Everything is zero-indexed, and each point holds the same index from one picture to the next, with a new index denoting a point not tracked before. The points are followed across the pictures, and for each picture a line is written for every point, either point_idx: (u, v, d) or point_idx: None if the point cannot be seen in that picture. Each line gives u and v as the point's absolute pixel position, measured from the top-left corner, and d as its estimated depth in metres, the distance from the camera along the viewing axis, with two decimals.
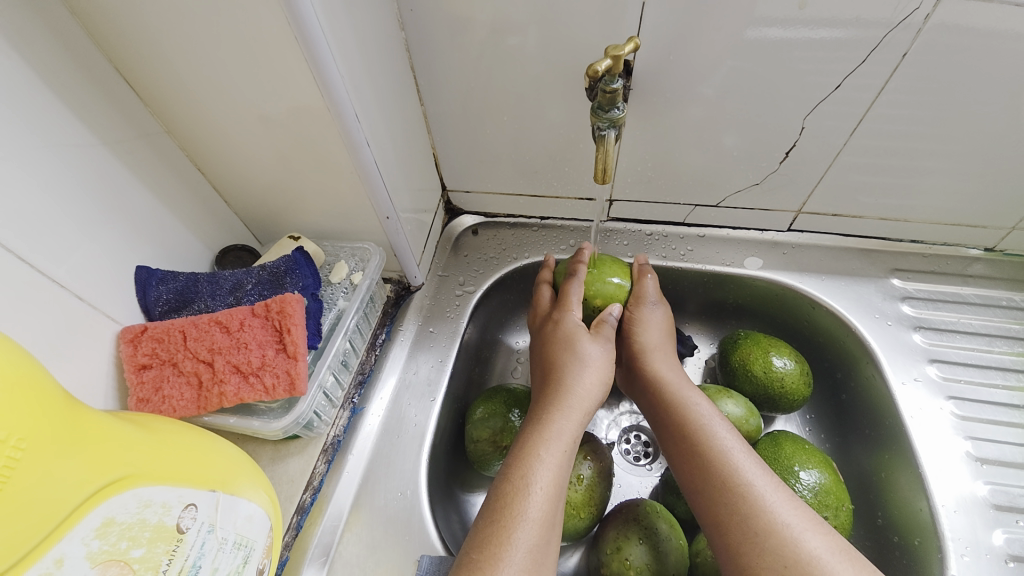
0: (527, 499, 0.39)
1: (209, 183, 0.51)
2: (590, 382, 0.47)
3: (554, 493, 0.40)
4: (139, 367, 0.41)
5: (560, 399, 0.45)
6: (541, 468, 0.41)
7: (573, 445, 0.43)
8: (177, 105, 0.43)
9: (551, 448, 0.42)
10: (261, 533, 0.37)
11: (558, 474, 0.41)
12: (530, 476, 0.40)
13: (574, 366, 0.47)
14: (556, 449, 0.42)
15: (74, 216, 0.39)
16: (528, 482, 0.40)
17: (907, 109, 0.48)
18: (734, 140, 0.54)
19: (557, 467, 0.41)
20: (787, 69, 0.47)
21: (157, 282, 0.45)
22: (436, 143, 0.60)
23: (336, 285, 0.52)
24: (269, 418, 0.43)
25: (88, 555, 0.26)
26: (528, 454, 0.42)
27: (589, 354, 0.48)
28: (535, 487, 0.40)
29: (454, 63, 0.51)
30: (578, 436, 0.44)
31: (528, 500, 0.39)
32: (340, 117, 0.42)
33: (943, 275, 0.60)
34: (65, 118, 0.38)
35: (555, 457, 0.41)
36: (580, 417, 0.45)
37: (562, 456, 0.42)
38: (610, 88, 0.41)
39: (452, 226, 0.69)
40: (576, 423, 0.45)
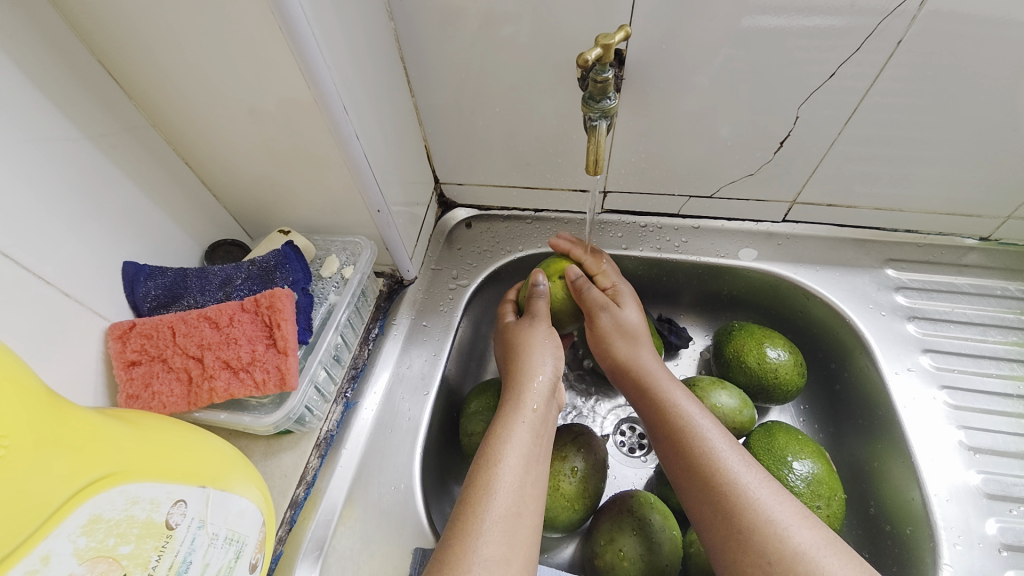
0: (499, 472, 0.39)
1: (198, 178, 0.50)
2: (547, 355, 0.47)
3: (525, 465, 0.40)
4: (129, 364, 0.41)
5: (525, 376, 0.46)
6: (513, 444, 0.41)
7: (540, 415, 0.44)
8: (162, 98, 0.43)
9: (519, 424, 0.42)
10: (254, 528, 0.37)
11: (528, 446, 0.41)
12: (503, 451, 0.40)
13: (528, 345, 0.48)
14: (524, 424, 0.42)
15: (59, 212, 0.38)
16: (501, 458, 0.40)
17: (902, 98, 0.48)
18: (729, 130, 0.53)
19: (526, 440, 0.41)
20: (782, 59, 0.46)
21: (146, 278, 0.44)
22: (428, 135, 0.59)
23: (328, 279, 0.51)
24: (261, 414, 0.43)
25: (76, 552, 0.26)
26: (501, 433, 0.42)
27: (532, 334, 0.48)
28: (507, 462, 0.40)
29: (444, 53, 0.51)
30: (542, 415, 0.44)
31: (502, 474, 0.39)
32: (327, 109, 0.41)
33: (937, 265, 0.60)
34: (47, 113, 0.37)
35: (522, 439, 0.41)
36: (541, 389, 0.45)
37: (529, 432, 0.42)
38: (600, 78, 0.40)
39: (446, 219, 0.68)
40: (542, 396, 0.45)
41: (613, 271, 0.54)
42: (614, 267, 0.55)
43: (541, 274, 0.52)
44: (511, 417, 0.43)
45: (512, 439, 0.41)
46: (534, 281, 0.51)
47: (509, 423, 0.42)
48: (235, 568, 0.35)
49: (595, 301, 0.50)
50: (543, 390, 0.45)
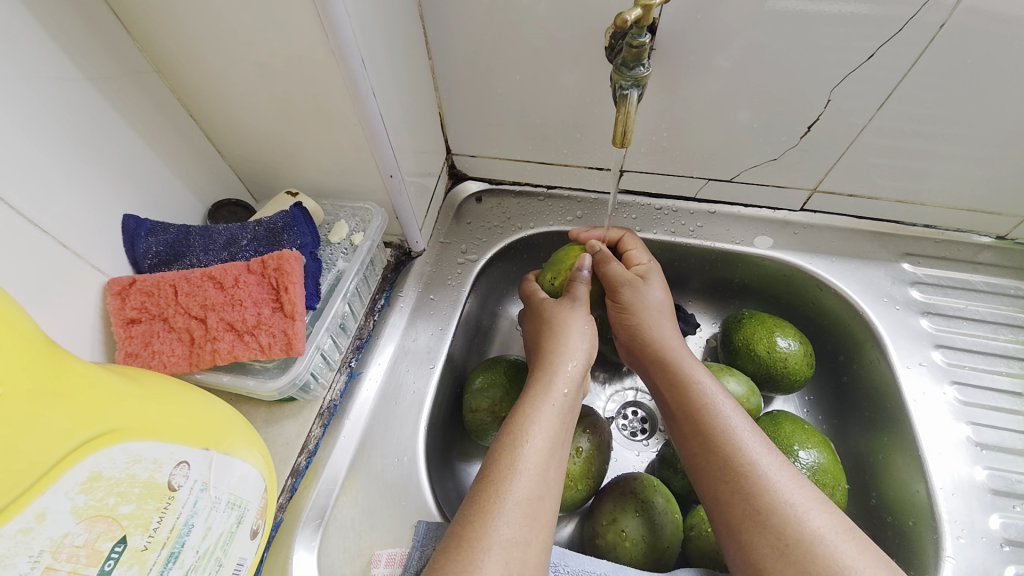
0: (523, 453, 0.38)
1: (202, 132, 0.48)
2: (582, 338, 0.46)
3: (550, 446, 0.39)
4: (128, 321, 0.39)
5: (557, 356, 0.44)
6: (538, 424, 0.40)
7: (569, 400, 0.42)
8: (167, 44, 0.40)
9: (547, 404, 0.41)
10: (256, 494, 0.36)
11: (555, 429, 0.40)
12: (527, 431, 0.39)
13: (564, 324, 0.46)
14: (553, 406, 0.41)
15: (56, 159, 0.36)
16: (525, 438, 0.39)
17: (937, 89, 0.46)
18: (755, 113, 0.51)
19: (553, 421, 0.41)
20: (814, 42, 0.44)
21: (146, 234, 0.42)
22: (443, 102, 0.57)
23: (336, 245, 0.50)
24: (265, 378, 0.42)
25: (73, 510, 0.25)
26: (526, 412, 0.41)
27: (571, 315, 0.47)
28: (532, 441, 0.39)
29: (465, 14, 0.48)
30: (571, 400, 0.43)
31: (526, 454, 0.38)
32: (345, 62, 0.39)
33: (953, 261, 0.59)
34: (45, 49, 0.34)
35: (548, 419, 0.40)
36: (574, 372, 0.44)
37: (557, 414, 0.41)
38: (636, 43, 0.39)
39: (456, 192, 0.66)
40: (573, 379, 0.43)
41: (643, 251, 0.55)
42: (641, 247, 0.55)
43: (585, 257, 0.51)
44: (537, 396, 0.42)
45: (538, 419, 0.40)
46: (577, 265, 0.50)
47: (536, 403, 0.41)
48: (236, 533, 0.34)
49: (619, 278, 0.49)
50: (574, 375, 0.44)
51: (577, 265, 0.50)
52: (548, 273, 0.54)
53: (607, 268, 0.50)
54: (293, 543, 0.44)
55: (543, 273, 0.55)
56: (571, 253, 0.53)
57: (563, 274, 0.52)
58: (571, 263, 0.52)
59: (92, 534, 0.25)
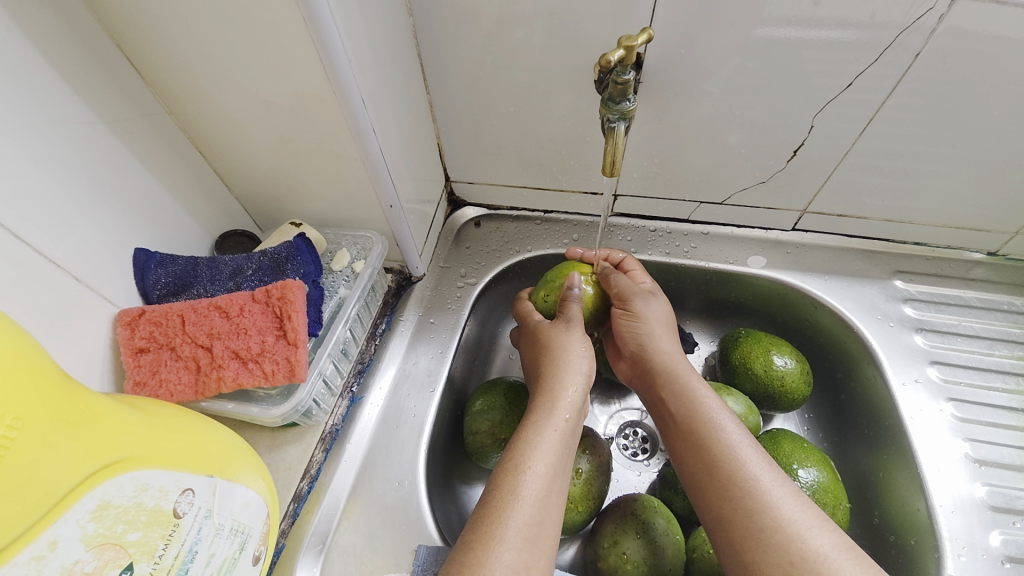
0: (524, 478, 0.39)
1: (211, 167, 0.50)
2: (581, 361, 0.46)
3: (551, 472, 0.40)
4: (137, 351, 0.40)
5: (557, 382, 0.45)
6: (539, 449, 0.40)
7: (571, 425, 0.43)
8: (180, 86, 0.43)
9: (548, 430, 0.42)
10: (258, 520, 0.37)
11: (556, 454, 0.41)
12: (528, 456, 0.40)
13: (561, 347, 0.47)
14: (554, 431, 0.42)
15: (74, 197, 0.38)
16: (527, 463, 0.39)
17: (915, 112, 0.48)
18: (740, 137, 0.53)
19: (555, 447, 0.41)
20: (796, 69, 0.47)
21: (156, 266, 0.44)
22: (441, 133, 0.59)
23: (338, 273, 0.51)
24: (268, 405, 0.43)
25: (83, 538, 0.26)
26: (527, 437, 0.41)
27: (568, 338, 0.48)
28: (534, 467, 0.39)
29: (461, 52, 0.51)
30: (574, 427, 0.44)
31: (527, 480, 0.39)
32: (346, 101, 0.41)
33: (944, 277, 0.60)
34: (66, 95, 0.37)
35: (550, 446, 0.41)
36: (574, 399, 0.45)
37: (558, 439, 0.42)
38: (621, 79, 0.40)
39: (455, 217, 0.68)
40: (574, 405, 0.44)
41: (644, 273, 0.56)
42: (641, 268, 0.57)
43: (575, 275, 0.52)
44: (539, 420, 0.43)
45: (539, 444, 0.41)
46: (568, 283, 0.51)
47: (536, 428, 0.42)
48: (238, 559, 0.34)
49: (626, 288, 0.51)
50: (575, 401, 0.45)
51: (567, 284, 0.51)
52: (542, 291, 0.54)
53: (612, 280, 0.53)
54: (294, 569, 0.44)
55: (536, 292, 0.56)
56: (563, 270, 0.54)
57: (557, 292, 0.53)
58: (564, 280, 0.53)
59: (100, 562, 0.26)
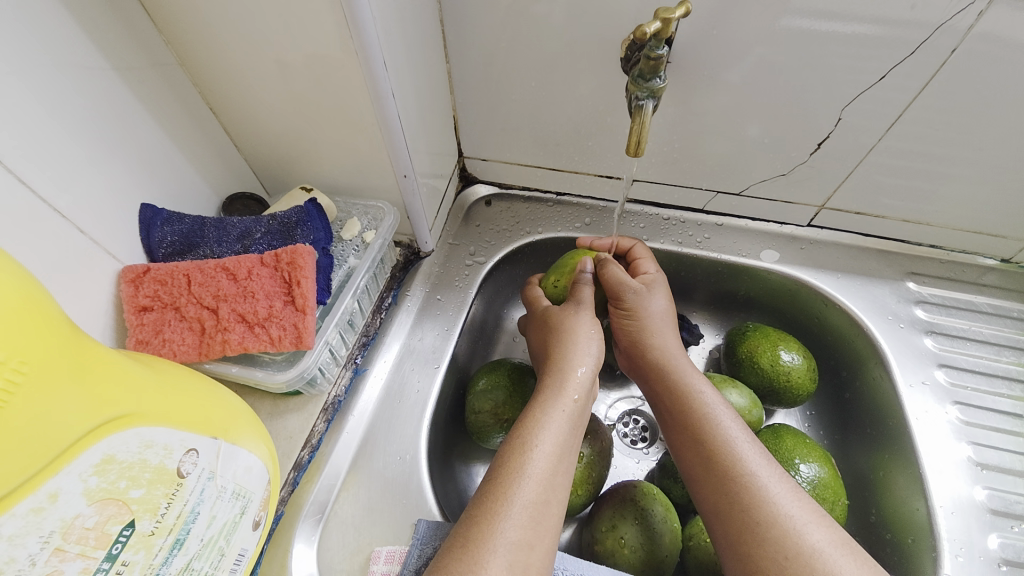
0: (532, 457, 0.38)
1: (220, 126, 0.48)
2: (591, 344, 0.46)
3: (559, 452, 0.39)
4: (140, 309, 0.39)
5: (567, 363, 0.44)
6: (548, 428, 0.40)
7: (580, 406, 0.43)
8: (193, 38, 0.41)
9: (557, 410, 0.41)
10: (260, 486, 0.36)
11: (564, 435, 0.41)
12: (536, 435, 0.39)
13: (571, 330, 0.46)
14: (563, 412, 0.41)
15: (78, 146, 0.36)
16: (535, 442, 0.39)
17: (947, 111, 0.47)
18: (765, 127, 0.52)
19: (563, 427, 0.41)
20: (829, 58, 0.45)
21: (162, 223, 0.43)
22: (457, 105, 0.58)
23: (348, 242, 0.50)
24: (273, 370, 0.42)
25: (86, 492, 0.25)
26: (535, 416, 0.41)
27: (578, 321, 0.47)
28: (541, 446, 0.39)
29: (484, 20, 0.49)
30: (582, 410, 0.43)
31: (534, 458, 0.38)
32: (366, 62, 0.39)
33: (957, 282, 0.60)
34: (75, 37, 0.35)
35: (558, 426, 0.40)
36: (584, 379, 0.44)
37: (567, 420, 0.41)
38: (654, 55, 0.39)
39: (466, 195, 0.67)
40: (583, 385, 0.44)
41: (651, 261, 0.55)
42: (650, 256, 0.56)
43: (586, 260, 0.52)
44: (547, 400, 0.42)
45: (548, 424, 0.40)
46: (580, 267, 0.51)
47: (545, 408, 0.41)
48: (239, 523, 0.34)
49: (619, 282, 0.50)
50: (584, 381, 0.44)
51: (580, 268, 0.51)
52: (551, 276, 0.55)
53: (607, 272, 0.51)
54: (293, 537, 0.44)
55: (546, 277, 0.55)
56: (575, 257, 0.54)
57: (566, 276, 0.53)
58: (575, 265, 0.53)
59: (102, 517, 0.26)
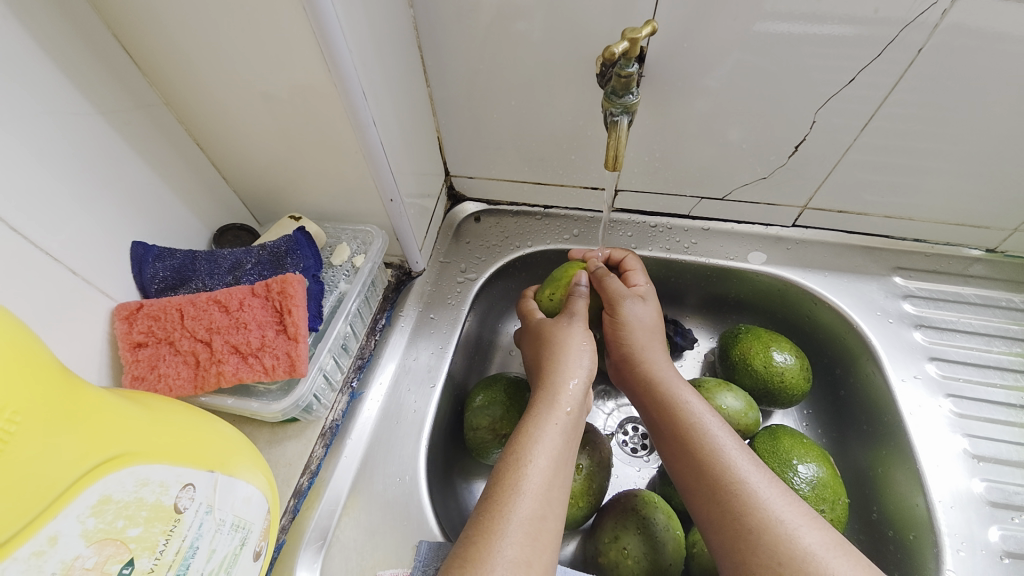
0: (526, 473, 0.39)
1: (209, 160, 0.50)
2: (582, 356, 0.46)
3: (553, 466, 0.40)
4: (135, 345, 0.40)
5: (557, 375, 0.45)
6: (541, 443, 0.40)
7: (572, 419, 0.43)
8: (177, 79, 0.42)
9: (549, 424, 0.42)
10: (259, 516, 0.36)
11: (558, 448, 0.41)
12: (529, 450, 0.40)
13: (563, 342, 0.47)
14: (556, 425, 0.42)
15: (69, 190, 0.37)
16: (529, 457, 0.39)
17: (915, 110, 0.48)
18: (742, 133, 0.53)
19: (556, 441, 0.41)
20: (797, 64, 0.46)
21: (154, 259, 0.43)
22: (441, 126, 0.59)
23: (338, 267, 0.51)
24: (268, 400, 0.43)
25: (84, 534, 0.25)
26: (528, 431, 0.41)
27: (570, 333, 0.48)
28: (536, 461, 0.39)
29: (462, 44, 0.50)
30: (575, 422, 0.43)
31: (529, 474, 0.39)
32: (347, 94, 0.41)
33: (944, 274, 0.60)
34: (59, 85, 0.36)
35: (551, 440, 0.41)
36: (575, 391, 0.44)
37: (560, 433, 0.41)
38: (625, 72, 0.40)
39: (455, 212, 0.68)
40: (574, 397, 0.44)
41: (641, 273, 0.55)
42: (641, 268, 0.56)
43: (582, 274, 0.52)
44: (540, 415, 0.42)
45: (541, 439, 0.41)
46: (574, 279, 0.51)
47: (539, 423, 0.42)
48: (239, 555, 0.34)
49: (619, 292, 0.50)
50: (576, 394, 0.44)
51: (574, 280, 0.51)
52: (545, 289, 0.55)
53: (606, 283, 0.51)
54: (295, 565, 0.44)
55: (539, 290, 0.56)
56: (569, 270, 0.55)
57: (560, 289, 0.53)
58: (569, 278, 0.53)
59: (101, 557, 0.26)
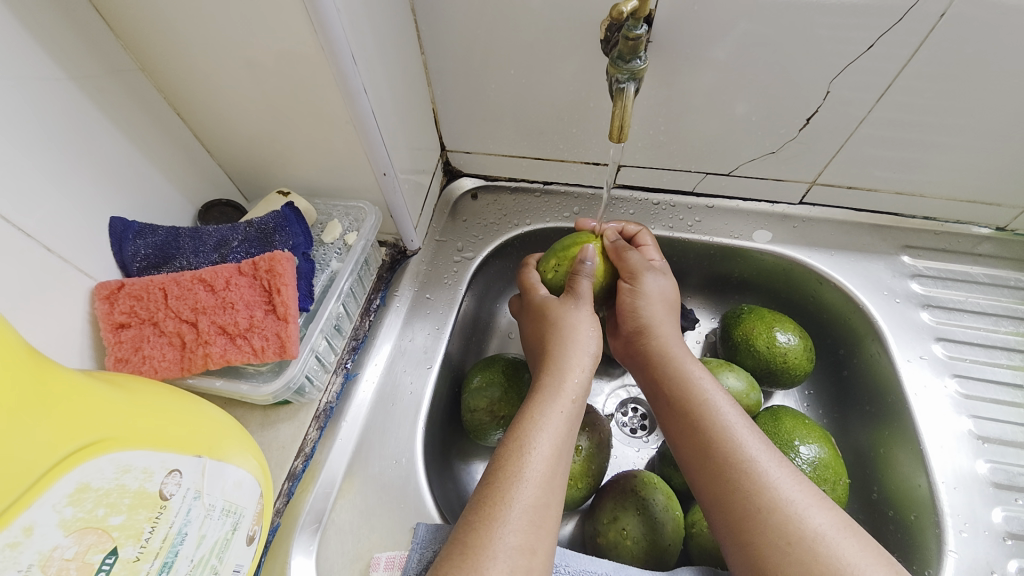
0: (530, 460, 0.38)
1: (191, 132, 0.47)
2: (589, 342, 0.45)
3: (557, 453, 0.39)
4: (117, 326, 0.38)
5: (564, 361, 0.44)
6: (545, 430, 0.39)
7: (577, 406, 0.42)
8: (153, 43, 0.39)
9: (554, 410, 0.41)
10: (251, 500, 0.35)
11: (562, 434, 0.40)
12: (534, 437, 0.39)
13: (570, 324, 0.45)
14: (561, 412, 0.41)
15: (39, 162, 0.35)
16: (532, 444, 0.38)
17: (934, 82, 0.46)
18: (750, 106, 0.51)
19: (561, 428, 0.40)
20: (811, 32, 0.44)
21: (134, 236, 0.41)
22: (436, 98, 0.56)
23: (329, 245, 0.49)
24: (258, 382, 0.41)
25: (61, 523, 0.24)
26: (532, 418, 0.40)
27: (577, 317, 0.46)
28: (539, 447, 0.38)
29: (457, 7, 0.47)
30: (580, 410, 0.42)
31: (533, 460, 0.38)
32: (335, 58, 0.38)
33: (952, 253, 0.59)
34: (23, 48, 0.33)
35: (555, 426, 0.40)
36: (581, 379, 0.43)
37: (565, 420, 0.40)
38: (633, 35, 0.38)
39: (451, 189, 0.65)
40: (580, 385, 0.43)
41: (654, 249, 0.54)
42: (654, 244, 0.55)
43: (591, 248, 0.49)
44: (545, 401, 0.41)
45: (545, 425, 0.40)
46: (580, 256, 0.48)
47: (542, 409, 0.41)
48: (232, 540, 0.33)
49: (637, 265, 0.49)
50: (583, 381, 0.43)
51: (581, 257, 0.48)
52: (549, 261, 0.52)
53: (625, 255, 0.49)
54: (291, 549, 0.43)
55: (543, 260, 0.53)
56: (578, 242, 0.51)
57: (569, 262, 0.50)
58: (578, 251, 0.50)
59: (81, 547, 0.25)
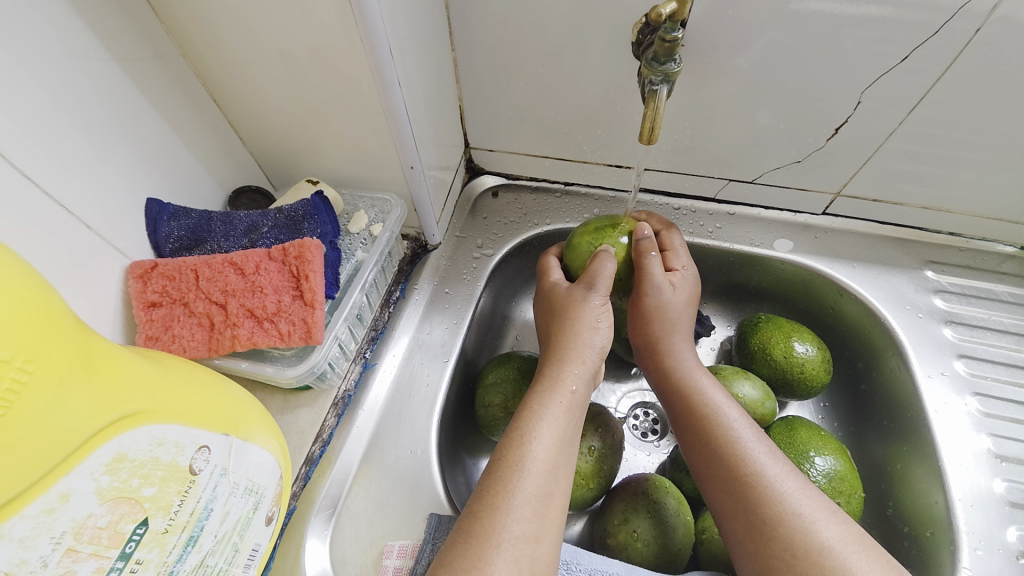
0: (531, 449, 0.38)
1: (225, 119, 0.48)
2: (596, 333, 0.45)
3: (559, 442, 0.39)
4: (149, 305, 0.39)
5: (564, 352, 0.44)
6: (546, 419, 0.40)
7: (578, 396, 0.42)
8: (193, 27, 0.40)
9: (555, 401, 0.41)
10: (272, 481, 0.36)
11: (563, 426, 0.40)
12: (535, 428, 0.39)
13: (575, 317, 0.45)
14: (561, 401, 0.41)
15: (84, 140, 0.36)
16: (533, 434, 0.39)
17: (966, 99, 0.45)
18: (778, 116, 0.51)
19: (561, 418, 0.40)
20: (839, 46, 0.44)
21: (168, 218, 0.42)
22: (464, 95, 0.57)
23: (355, 235, 0.50)
24: (283, 365, 0.42)
25: (97, 491, 0.25)
26: (534, 408, 0.40)
27: (585, 307, 0.45)
28: (541, 438, 0.38)
29: (491, 7, 0.47)
30: (582, 399, 0.43)
31: (535, 451, 0.38)
32: (372, 50, 0.38)
33: (976, 270, 0.58)
34: (75, 29, 0.34)
35: (556, 417, 0.40)
36: (584, 370, 0.43)
37: (565, 410, 0.41)
38: (669, 37, 0.38)
39: (473, 186, 0.66)
40: (582, 376, 0.43)
41: (682, 252, 0.51)
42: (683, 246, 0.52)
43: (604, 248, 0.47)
44: (545, 392, 0.41)
45: (546, 415, 0.40)
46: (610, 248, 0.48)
47: (544, 399, 0.41)
48: (252, 519, 0.34)
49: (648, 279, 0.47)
50: (584, 372, 0.43)
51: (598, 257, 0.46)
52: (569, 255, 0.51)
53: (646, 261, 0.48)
54: (305, 531, 0.44)
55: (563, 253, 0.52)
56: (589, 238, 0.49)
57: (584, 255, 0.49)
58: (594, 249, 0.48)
59: (114, 516, 0.26)
